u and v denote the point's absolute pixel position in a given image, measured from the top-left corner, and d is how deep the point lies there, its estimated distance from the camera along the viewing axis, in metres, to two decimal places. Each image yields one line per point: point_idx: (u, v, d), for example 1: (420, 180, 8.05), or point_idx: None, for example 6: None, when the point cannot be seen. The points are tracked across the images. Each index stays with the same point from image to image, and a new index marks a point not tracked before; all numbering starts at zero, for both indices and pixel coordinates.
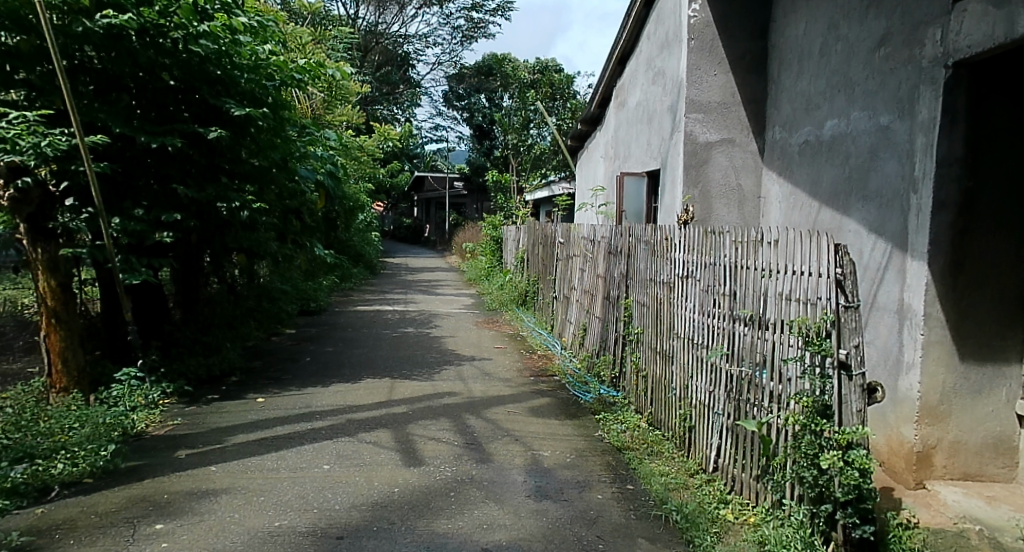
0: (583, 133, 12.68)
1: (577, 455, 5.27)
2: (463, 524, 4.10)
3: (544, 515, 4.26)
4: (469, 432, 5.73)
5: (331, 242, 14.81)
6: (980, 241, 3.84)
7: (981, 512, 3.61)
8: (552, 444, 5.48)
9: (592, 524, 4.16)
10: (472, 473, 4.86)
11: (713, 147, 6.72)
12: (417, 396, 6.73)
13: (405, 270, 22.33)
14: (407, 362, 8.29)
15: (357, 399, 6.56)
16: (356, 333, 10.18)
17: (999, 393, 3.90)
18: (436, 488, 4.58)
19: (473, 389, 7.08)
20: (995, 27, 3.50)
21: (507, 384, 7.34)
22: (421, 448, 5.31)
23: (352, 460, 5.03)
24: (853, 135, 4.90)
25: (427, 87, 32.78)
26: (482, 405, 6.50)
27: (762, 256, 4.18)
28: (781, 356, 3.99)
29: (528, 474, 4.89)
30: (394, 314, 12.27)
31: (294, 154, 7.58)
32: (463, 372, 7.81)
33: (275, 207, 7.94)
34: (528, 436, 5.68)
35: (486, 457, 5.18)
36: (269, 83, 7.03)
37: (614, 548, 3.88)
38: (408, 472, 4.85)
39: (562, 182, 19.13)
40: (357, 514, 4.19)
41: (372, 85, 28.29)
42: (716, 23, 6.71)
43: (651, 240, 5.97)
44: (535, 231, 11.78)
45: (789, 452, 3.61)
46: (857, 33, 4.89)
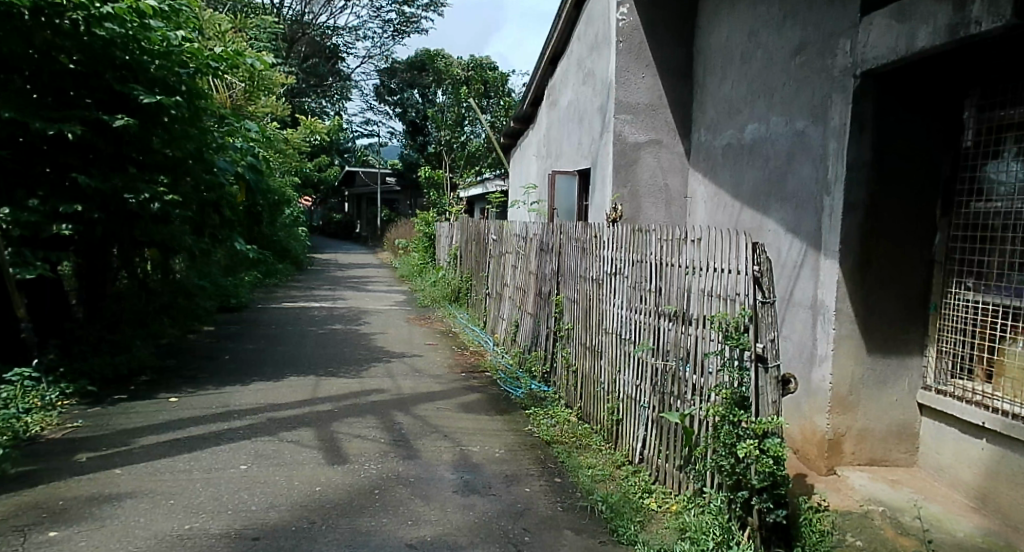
0: (516, 130, 12.78)
1: (507, 450, 5.34)
2: (388, 521, 4.12)
3: (471, 509, 4.32)
4: (397, 429, 5.74)
5: (254, 237, 14.50)
6: (886, 241, 4.08)
7: (884, 495, 3.87)
8: (481, 440, 5.53)
9: (518, 517, 4.24)
10: (399, 470, 4.88)
11: (641, 148, 6.87)
12: (343, 394, 6.68)
13: (334, 266, 22.08)
14: (336, 359, 8.21)
15: (279, 398, 6.47)
16: (282, 330, 10.02)
17: (902, 383, 4.16)
18: (360, 486, 4.57)
19: (403, 385, 7.08)
20: (898, 40, 3.71)
21: (437, 380, 7.36)
22: (346, 445, 5.29)
23: (271, 459, 4.98)
24: (772, 140, 5.11)
25: (357, 81, 32.40)
26: (411, 402, 6.50)
27: (685, 253, 4.33)
28: (703, 349, 4.14)
29: (455, 469, 4.93)
30: (322, 310, 12.12)
31: (210, 145, 7.36)
32: (392, 369, 7.80)
33: (191, 200, 7.44)
34: (457, 432, 5.72)
35: (413, 453, 5.20)
36: (184, 70, 6.82)
37: (540, 540, 3.96)
38: (331, 470, 4.83)
39: (494, 179, 19.17)
40: (276, 514, 4.16)
41: (299, 76, 27.77)
42: (644, 27, 6.90)
43: (581, 236, 6.09)
44: (468, 229, 11.85)
45: (710, 441, 3.78)
46: (775, 41, 5.10)
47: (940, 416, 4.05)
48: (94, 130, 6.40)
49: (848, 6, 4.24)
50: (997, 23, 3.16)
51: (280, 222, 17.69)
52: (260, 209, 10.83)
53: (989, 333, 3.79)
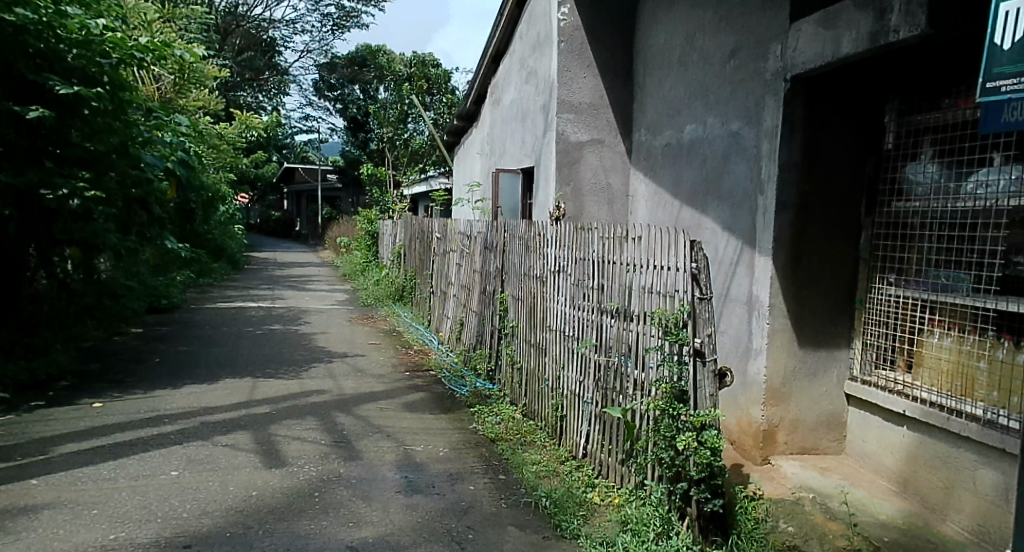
0: (459, 127, 12.75)
1: (451, 448, 5.36)
2: (328, 523, 4.10)
3: (415, 508, 4.33)
4: (339, 430, 5.70)
5: (186, 235, 14.12)
6: (815, 239, 4.26)
7: (815, 482, 4.05)
8: (424, 439, 5.54)
9: (463, 515, 4.27)
10: (339, 471, 4.85)
11: (584, 146, 6.98)
12: (281, 396, 6.60)
13: (273, 265, 21.67)
14: (275, 361, 8.08)
15: (214, 401, 6.36)
16: (218, 331, 9.80)
17: (831, 374, 4.35)
18: (299, 489, 4.54)
19: (344, 386, 7.02)
20: (825, 46, 3.87)
21: (380, 380, 7.33)
22: (284, 448, 5.24)
23: (205, 465, 4.89)
24: (708, 140, 5.25)
25: (295, 75, 31.82)
26: (353, 402, 6.46)
27: (626, 251, 4.42)
28: (644, 345, 4.23)
29: (397, 469, 4.93)
30: (260, 310, 11.89)
31: (136, 138, 7.05)
32: (333, 369, 7.74)
33: (115, 195, 7.13)
34: (400, 432, 5.71)
35: (355, 454, 5.18)
36: (105, 61, 6.58)
37: (483, 538, 3.99)
38: (269, 474, 4.78)
39: (437, 177, 19.11)
40: (208, 521, 4.10)
41: (232, 70, 27.13)
42: (585, 28, 7.01)
43: (525, 234, 6.15)
44: (412, 227, 11.80)
45: (651, 434, 3.89)
46: (711, 44, 5.25)
47: (865, 405, 4.25)
48: (7, 123, 6.25)
49: (779, 12, 4.40)
50: (914, 31, 3.32)
51: (215, 220, 17.28)
52: (194, 206, 10.56)
53: (909, 325, 3.99)
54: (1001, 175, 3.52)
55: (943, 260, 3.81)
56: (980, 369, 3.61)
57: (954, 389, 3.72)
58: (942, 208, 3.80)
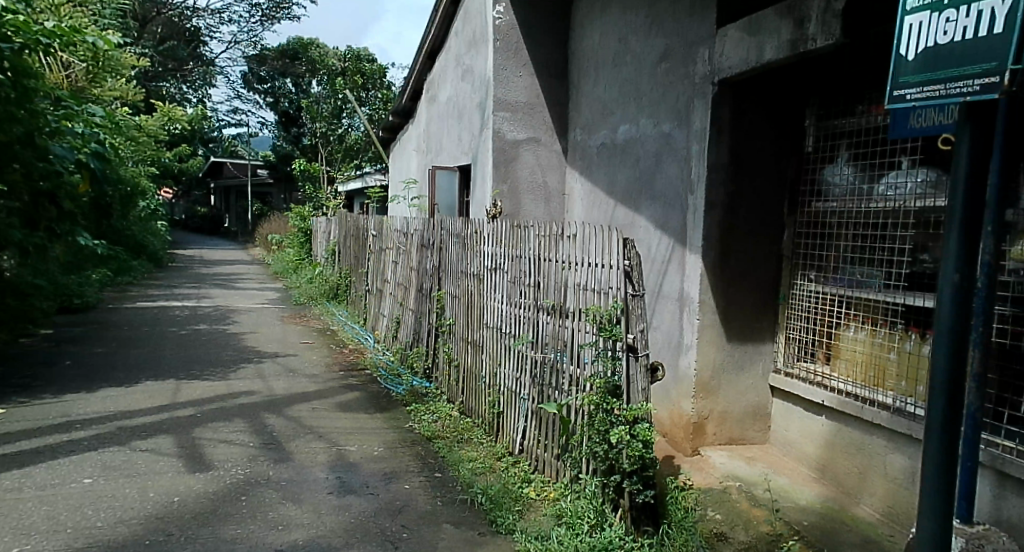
0: (395, 123, 12.65)
1: (386, 448, 5.35)
2: (255, 527, 4.05)
3: (347, 509, 4.31)
4: (268, 432, 5.62)
5: (104, 231, 13.58)
6: (742, 237, 4.42)
7: (742, 472, 4.21)
8: (359, 439, 5.51)
9: (397, 514, 4.27)
10: (268, 474, 4.79)
11: (520, 145, 7.02)
12: (207, 398, 6.46)
13: (199, 263, 21.02)
14: (203, 362, 7.88)
15: (134, 404, 6.18)
16: (140, 333, 9.48)
17: (757, 367, 4.53)
18: (224, 494, 4.47)
19: (275, 387, 6.91)
20: (749, 52, 4.02)
21: (312, 380, 7.25)
22: (209, 452, 5.13)
23: (122, 471, 4.76)
24: (641, 140, 5.37)
25: (222, 67, 30.92)
26: (284, 403, 6.37)
27: (561, 249, 4.49)
28: (579, 341, 4.32)
29: (331, 470, 4.90)
30: (184, 310, 11.54)
31: (43, 128, 6.69)
32: (263, 370, 7.60)
33: (22, 189, 6.89)
34: (332, 432, 5.66)
35: (286, 456, 5.12)
36: (5, 44, 6.12)
37: (417, 536, 4.01)
38: (191, 479, 4.68)
39: (373, 173, 18.90)
40: (125, 529, 4.00)
41: (153, 59, 26.17)
42: (520, 27, 7.07)
43: (462, 231, 6.17)
44: (347, 224, 11.67)
45: (585, 429, 3.97)
46: (643, 47, 5.37)
47: (787, 396, 4.43)
48: None
49: (706, 18, 4.55)
50: (830, 40, 3.49)
51: (137, 216, 16.65)
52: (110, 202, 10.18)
53: (828, 320, 4.19)
54: (909, 177, 3.71)
55: (858, 257, 4.01)
56: (891, 360, 3.81)
57: (867, 379, 3.93)
58: (857, 209, 3.99)
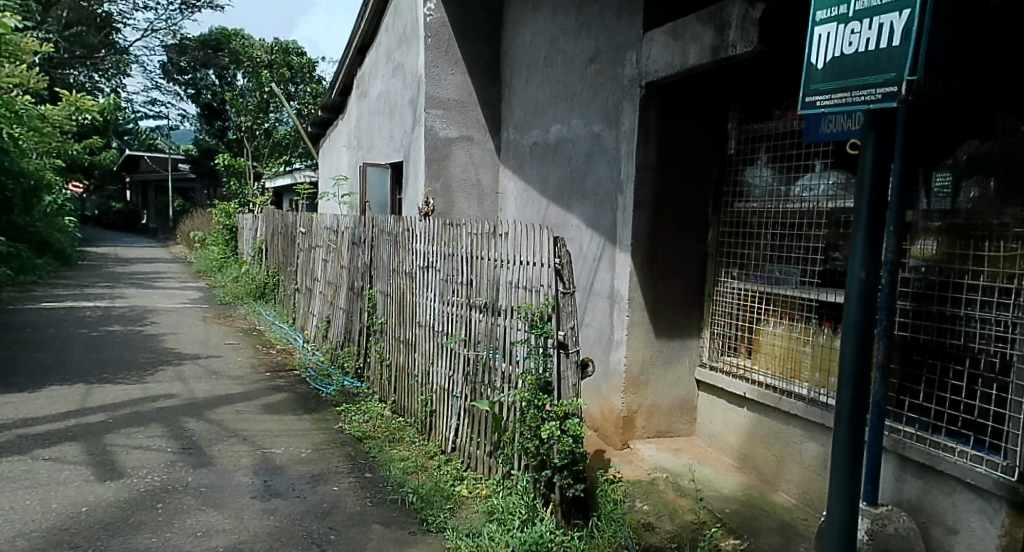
0: (324, 118, 12.46)
1: (315, 449, 5.29)
2: (172, 536, 3.96)
3: (271, 513, 4.25)
4: (188, 436, 5.48)
5: (5, 227, 12.87)
6: (669, 235, 4.54)
7: (668, 463, 4.34)
8: (285, 441, 5.43)
9: (324, 516, 4.24)
10: (187, 480, 4.68)
11: (453, 143, 7.02)
12: (122, 403, 6.24)
13: (113, 261, 20.15)
14: (119, 365, 7.61)
15: (39, 412, 5.91)
16: (49, 335, 9.06)
17: (683, 362, 4.66)
18: (138, 502, 4.34)
19: (196, 390, 6.73)
20: (674, 57, 4.14)
21: (237, 382, 7.09)
22: (122, 459, 4.97)
23: (24, 482, 4.56)
24: (571, 140, 5.45)
25: (138, 55, 29.70)
26: (205, 406, 6.21)
27: (493, 247, 4.53)
28: (511, 338, 4.36)
29: (255, 474, 4.81)
30: (96, 311, 11.07)
31: None
32: (184, 372, 7.38)
33: None
34: (257, 435, 5.56)
35: (207, 460, 5.01)
36: None
37: (344, 538, 3.99)
38: (101, 488, 4.52)
39: (303, 169, 18.52)
40: (28, 542, 3.84)
41: (58, 45, 24.88)
42: (451, 25, 7.07)
43: (393, 230, 6.15)
44: (275, 221, 11.42)
45: (517, 425, 4.03)
46: (573, 48, 5.46)
47: (712, 390, 4.58)
48: None
49: (633, 22, 4.66)
50: (748, 48, 3.63)
51: (42, 211, 15.84)
52: None
53: (749, 315, 4.35)
54: (822, 179, 3.90)
55: (776, 256, 4.18)
56: (806, 353, 4.00)
57: (784, 371, 4.11)
58: (775, 209, 4.17)
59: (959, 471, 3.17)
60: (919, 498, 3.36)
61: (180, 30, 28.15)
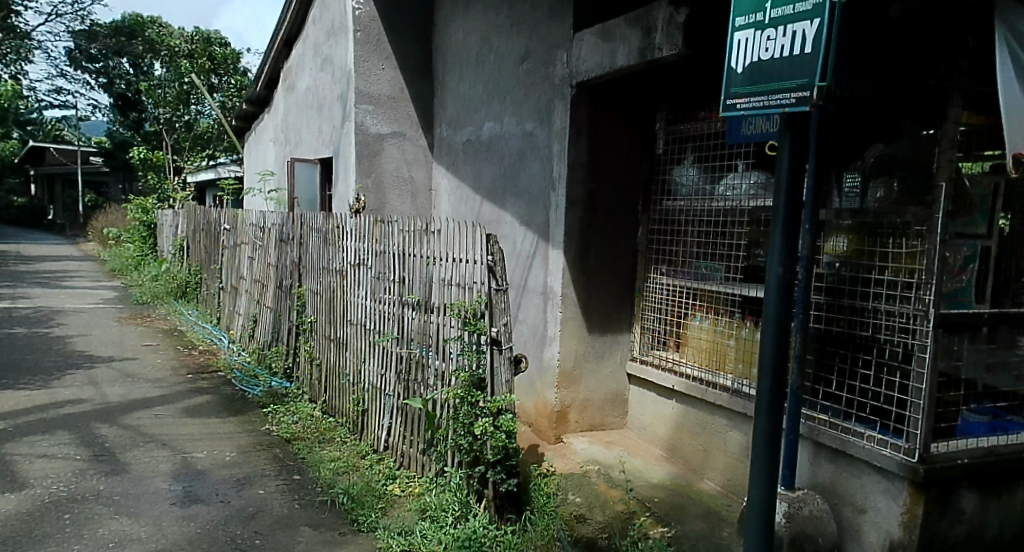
0: (248, 112, 12.13)
1: (240, 452, 5.18)
2: (83, 548, 3.82)
3: (191, 520, 4.15)
4: (100, 443, 5.28)
5: None
6: (600, 233, 4.63)
7: (600, 456, 4.44)
8: (208, 445, 5.30)
9: (249, 520, 4.16)
10: (99, 488, 4.51)
11: (384, 139, 6.96)
12: (27, 410, 5.96)
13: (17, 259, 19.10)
14: (25, 369, 7.25)
15: None
16: None
17: (615, 356, 4.76)
18: (44, 513, 4.16)
19: (109, 394, 6.48)
20: (603, 57, 4.22)
21: (156, 385, 6.86)
22: (27, 469, 4.75)
23: None
24: (504, 138, 5.49)
25: (43, 42, 28.17)
26: (120, 411, 5.99)
27: (426, 244, 4.52)
28: (444, 335, 4.37)
29: (174, 480, 4.67)
30: None
31: None
32: (97, 376, 7.09)
33: None
34: (177, 439, 5.41)
35: (120, 468, 4.84)
36: None
37: (270, 542, 3.93)
38: (3, 500, 4.32)
39: (228, 164, 17.96)
40: None
41: None
42: (381, 19, 7.00)
43: (323, 227, 6.06)
44: (197, 216, 11.06)
45: (451, 422, 4.04)
46: (504, 47, 5.50)
47: (642, 383, 4.70)
48: None
49: (563, 22, 4.72)
50: (674, 51, 3.73)
51: None
52: None
53: (678, 310, 4.47)
54: (744, 179, 4.05)
55: (702, 253, 4.33)
56: (730, 346, 4.15)
57: (710, 363, 4.25)
58: (700, 207, 4.31)
59: (867, 455, 3.34)
60: (832, 482, 3.53)
61: (90, 16, 26.82)
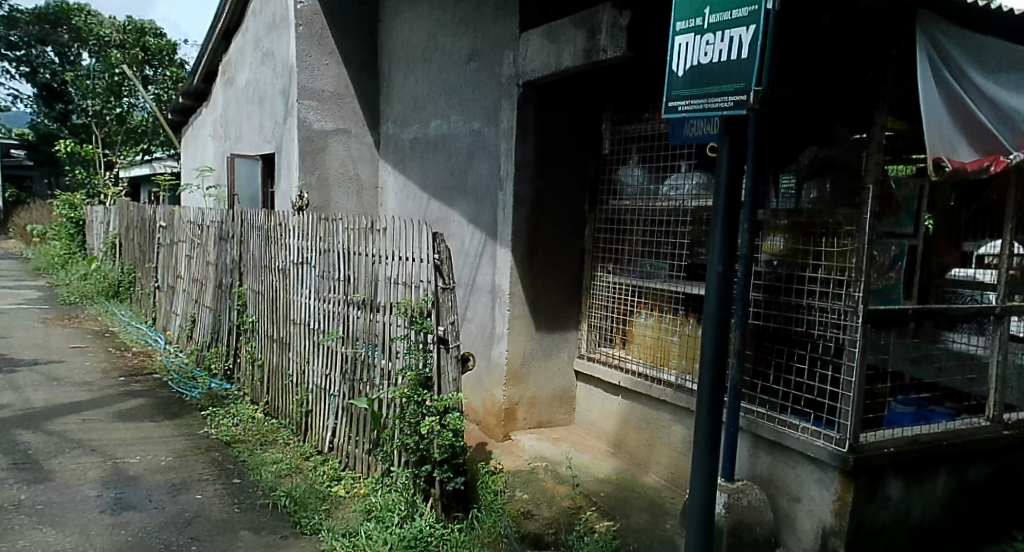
0: (185, 106, 11.81)
1: (176, 457, 5.05)
2: None
3: (122, 528, 4.04)
4: (23, 450, 5.08)
5: None
6: (547, 232, 4.68)
7: (547, 452, 4.49)
8: (141, 450, 5.16)
9: (185, 526, 4.07)
10: (21, 498, 4.34)
11: (328, 136, 6.87)
12: None
13: None
14: None
15: None
16: None
17: (563, 353, 4.82)
18: None
19: (34, 399, 6.23)
20: (549, 58, 4.26)
21: (86, 389, 6.62)
22: None
23: None
24: (452, 136, 5.48)
25: None
26: (45, 417, 5.77)
27: (371, 242, 4.48)
28: (390, 334, 4.34)
29: (104, 487, 4.53)
30: None
31: None
32: (21, 380, 6.81)
33: None
34: (107, 445, 5.24)
35: (45, 476, 4.67)
36: None
37: (208, 547, 3.86)
38: None
39: (164, 160, 17.42)
40: None
41: None
42: (324, 14, 6.91)
43: (264, 225, 5.95)
44: (130, 213, 10.71)
45: (396, 421, 4.03)
46: (451, 45, 5.49)
47: (590, 379, 4.76)
48: None
49: (510, 21, 4.75)
50: (618, 52, 3.80)
51: None
52: None
53: (624, 308, 4.55)
54: (686, 180, 4.15)
55: (647, 251, 4.42)
56: (674, 342, 4.25)
57: (655, 359, 4.34)
58: (645, 207, 4.40)
59: (802, 446, 3.46)
60: (769, 473, 3.65)
61: (13, 3, 25.65)
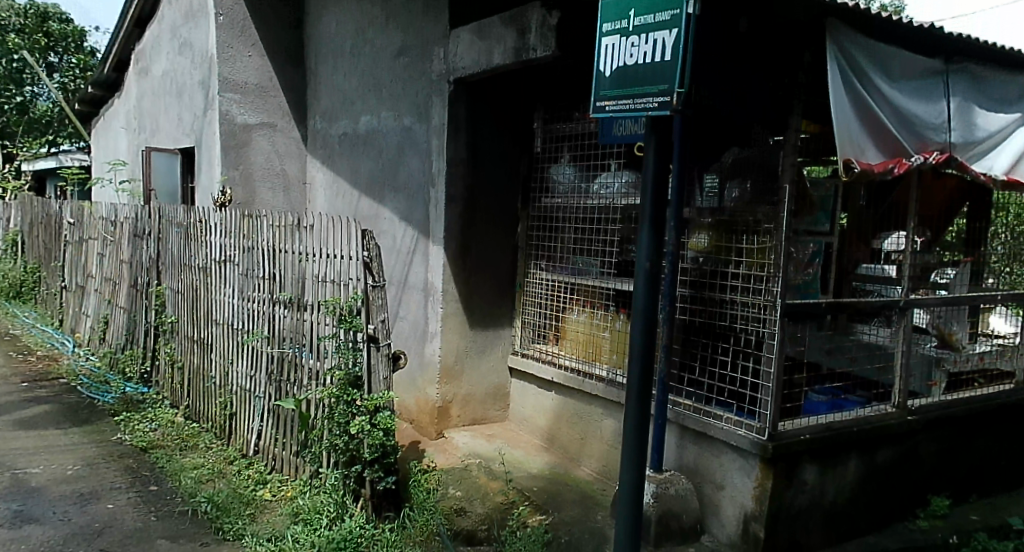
0: (96, 96, 11.26)
1: (87, 465, 4.83)
2: None
3: (24, 542, 3.84)
4: None
5: None
6: (480, 230, 4.69)
7: (480, 449, 4.51)
8: (45, 460, 4.90)
9: (95, 538, 3.90)
10: None
11: (252, 130, 6.69)
12: None
13: None
14: None
15: None
16: None
17: (496, 350, 4.84)
18: None
19: None
20: (479, 55, 4.27)
21: None
22: None
23: None
24: (382, 132, 5.42)
25: None
26: None
27: (298, 240, 4.39)
28: (318, 333, 4.26)
29: (4, 500, 4.29)
30: None
31: None
32: None
33: None
34: (9, 455, 4.97)
35: None
36: None
37: None
38: None
39: (72, 152, 16.56)
40: None
41: None
42: (247, 4, 6.71)
43: (183, 222, 5.75)
44: (35, 209, 10.14)
45: (326, 422, 3.97)
46: (380, 39, 5.42)
47: (524, 376, 4.81)
48: None
49: (439, 18, 4.72)
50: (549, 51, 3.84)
51: None
52: None
53: (557, 304, 4.61)
54: (616, 178, 4.23)
55: (579, 248, 4.49)
56: (604, 337, 4.33)
57: (587, 354, 4.42)
58: (577, 205, 4.47)
59: (725, 435, 3.59)
60: (696, 463, 3.77)
61: None
